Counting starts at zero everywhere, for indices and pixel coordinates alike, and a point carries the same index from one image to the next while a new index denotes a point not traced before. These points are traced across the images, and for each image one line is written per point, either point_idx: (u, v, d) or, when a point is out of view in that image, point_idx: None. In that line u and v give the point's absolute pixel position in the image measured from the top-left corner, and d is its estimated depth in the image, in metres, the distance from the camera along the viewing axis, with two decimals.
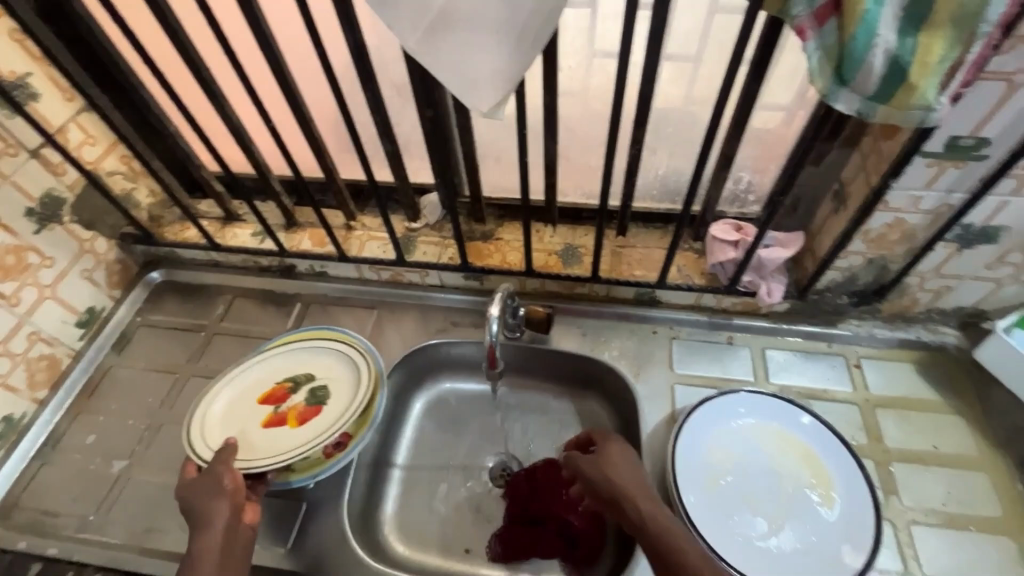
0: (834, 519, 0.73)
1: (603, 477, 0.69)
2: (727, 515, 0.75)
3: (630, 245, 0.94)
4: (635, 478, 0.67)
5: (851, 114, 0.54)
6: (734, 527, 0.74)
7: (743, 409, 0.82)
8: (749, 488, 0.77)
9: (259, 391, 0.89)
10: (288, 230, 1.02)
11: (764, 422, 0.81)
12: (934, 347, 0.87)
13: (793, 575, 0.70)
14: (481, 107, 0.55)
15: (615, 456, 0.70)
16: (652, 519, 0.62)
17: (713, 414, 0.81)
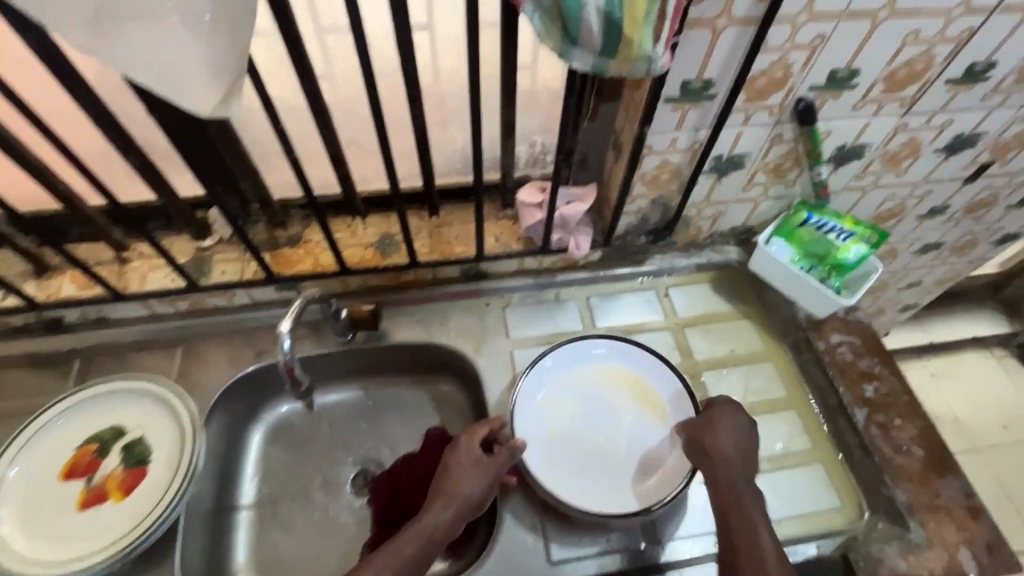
0: (662, 432, 0.83)
1: (716, 443, 0.71)
2: (577, 464, 0.80)
3: (447, 223, 0.93)
4: (741, 454, 0.71)
5: (589, 71, 0.57)
6: (582, 472, 0.80)
7: (567, 360, 0.87)
8: (587, 430, 0.83)
9: (54, 471, 0.73)
10: (39, 278, 0.84)
11: (587, 366, 0.87)
12: (722, 265, 1.00)
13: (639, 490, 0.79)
14: (203, 109, 0.48)
15: (720, 424, 0.73)
16: (742, 500, 0.67)
17: (542, 375, 0.85)
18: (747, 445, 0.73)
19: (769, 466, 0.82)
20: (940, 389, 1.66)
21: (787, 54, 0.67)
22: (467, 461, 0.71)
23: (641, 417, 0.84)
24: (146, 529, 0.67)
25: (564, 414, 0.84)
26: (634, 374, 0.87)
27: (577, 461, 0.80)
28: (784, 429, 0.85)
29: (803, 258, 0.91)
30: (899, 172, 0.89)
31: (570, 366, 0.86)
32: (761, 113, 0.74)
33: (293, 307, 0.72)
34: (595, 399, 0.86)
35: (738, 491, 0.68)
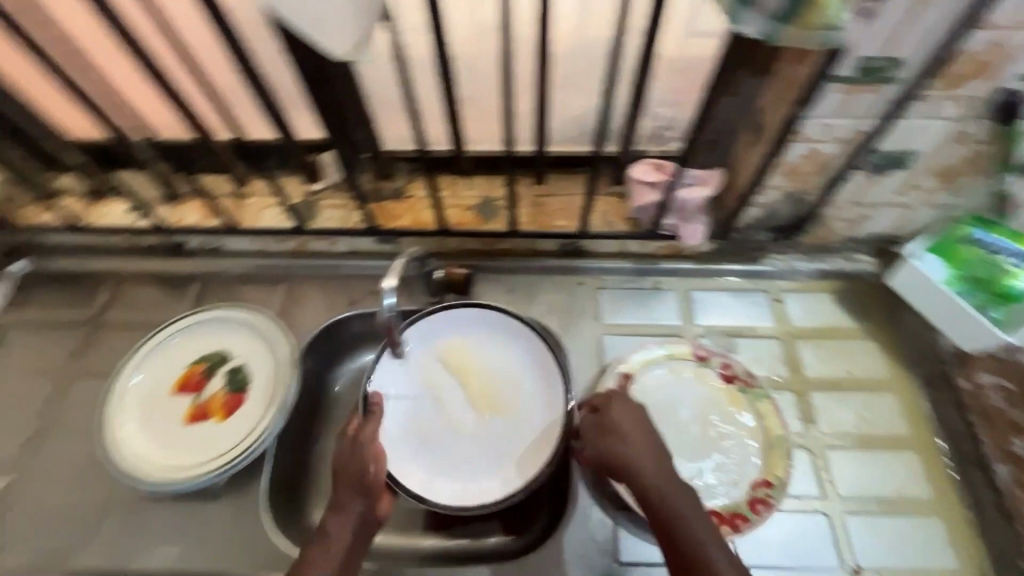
0: (535, 423, 0.76)
1: (631, 448, 0.64)
2: (442, 451, 0.76)
3: (550, 194, 0.89)
4: (658, 458, 0.63)
5: (758, 38, 0.49)
6: (452, 462, 0.76)
7: (446, 340, 0.81)
8: (446, 418, 0.78)
9: (168, 384, 0.79)
10: (169, 203, 0.90)
11: (454, 351, 0.80)
12: (852, 275, 0.88)
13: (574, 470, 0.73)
14: (342, 51, 0.47)
15: (618, 425, 0.66)
16: (678, 505, 0.60)
17: (430, 351, 0.80)
18: (655, 448, 0.64)
19: (877, 508, 0.73)
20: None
21: (1004, 35, 0.55)
22: (351, 451, 0.68)
23: (529, 408, 0.77)
24: (244, 450, 0.72)
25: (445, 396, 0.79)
26: (479, 368, 0.80)
27: (435, 451, 0.76)
28: (901, 470, 0.75)
29: (960, 280, 0.77)
30: None
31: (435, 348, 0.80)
32: (949, 105, 0.62)
33: (398, 267, 0.70)
34: (439, 390, 0.79)
35: (665, 497, 0.61)
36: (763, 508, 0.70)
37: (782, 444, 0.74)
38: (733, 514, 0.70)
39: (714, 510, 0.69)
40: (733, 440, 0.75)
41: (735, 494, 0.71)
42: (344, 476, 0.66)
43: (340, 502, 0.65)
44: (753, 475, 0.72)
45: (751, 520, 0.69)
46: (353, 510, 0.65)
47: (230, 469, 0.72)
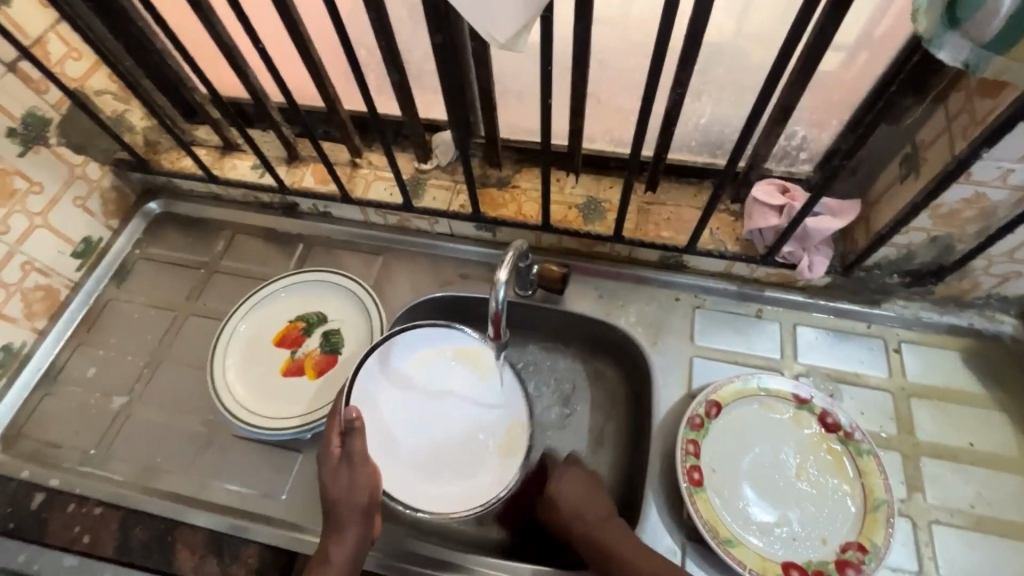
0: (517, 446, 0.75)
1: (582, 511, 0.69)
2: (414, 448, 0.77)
3: (659, 203, 0.86)
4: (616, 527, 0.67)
5: (955, 65, 0.44)
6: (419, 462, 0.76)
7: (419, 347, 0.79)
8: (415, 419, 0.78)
9: (269, 336, 0.84)
10: (289, 164, 0.95)
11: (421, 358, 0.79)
12: (987, 335, 0.79)
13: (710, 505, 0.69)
14: (499, 38, 0.46)
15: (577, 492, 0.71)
16: (620, 557, 0.65)
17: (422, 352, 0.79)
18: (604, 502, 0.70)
19: None
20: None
21: None
22: (347, 471, 0.65)
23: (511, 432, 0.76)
24: None
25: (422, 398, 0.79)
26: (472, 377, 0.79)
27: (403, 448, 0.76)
28: (1020, 562, 0.67)
29: None
30: None
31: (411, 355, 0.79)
32: None
33: (509, 256, 0.69)
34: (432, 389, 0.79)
35: (607, 548, 0.66)
36: (854, 574, 0.64)
37: (883, 508, 0.67)
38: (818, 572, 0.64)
39: (796, 564, 0.65)
40: (825, 493, 0.69)
41: (821, 552, 0.66)
42: (343, 498, 0.65)
43: (337, 525, 0.64)
44: (844, 535, 0.66)
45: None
46: (351, 531, 0.64)
47: (317, 426, 0.75)
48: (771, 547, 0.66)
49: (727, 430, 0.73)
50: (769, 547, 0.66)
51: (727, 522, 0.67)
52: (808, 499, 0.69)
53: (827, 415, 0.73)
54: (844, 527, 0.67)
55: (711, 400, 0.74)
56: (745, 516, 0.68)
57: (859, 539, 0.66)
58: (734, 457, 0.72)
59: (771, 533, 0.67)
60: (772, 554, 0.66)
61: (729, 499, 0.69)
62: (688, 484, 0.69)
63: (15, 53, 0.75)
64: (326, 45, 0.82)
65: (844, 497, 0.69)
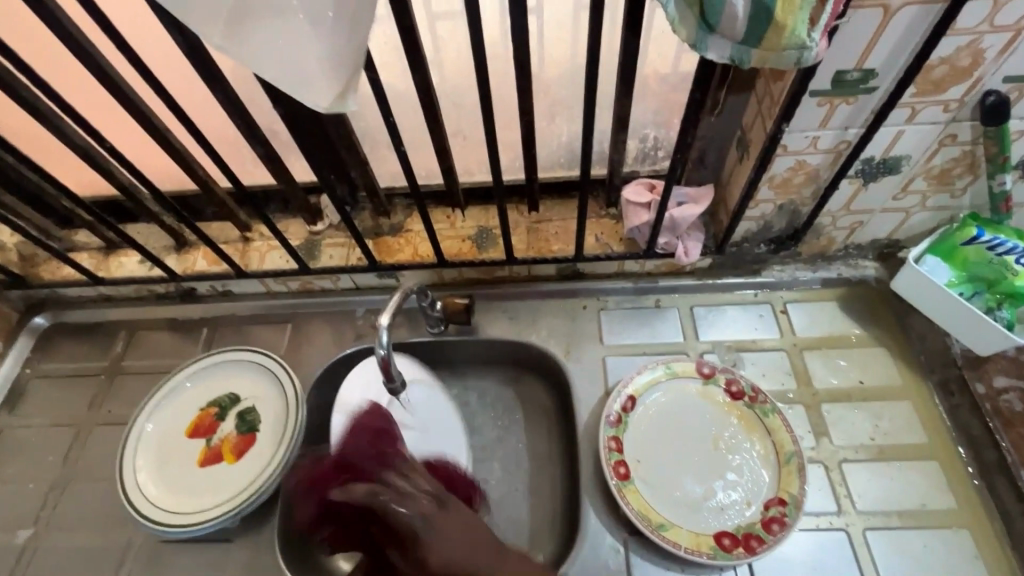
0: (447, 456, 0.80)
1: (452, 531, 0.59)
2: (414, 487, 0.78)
3: (546, 220, 0.90)
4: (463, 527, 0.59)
5: (725, 63, 0.50)
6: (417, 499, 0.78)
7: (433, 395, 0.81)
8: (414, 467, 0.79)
9: (181, 428, 0.81)
10: (178, 252, 0.93)
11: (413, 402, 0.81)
12: (855, 281, 0.87)
13: (640, 441, 0.75)
14: (321, 104, 0.48)
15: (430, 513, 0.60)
16: (439, 550, 0.57)
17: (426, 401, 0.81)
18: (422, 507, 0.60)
19: (898, 522, 0.70)
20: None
21: (981, 37, 0.55)
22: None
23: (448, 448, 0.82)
24: (252, 494, 0.73)
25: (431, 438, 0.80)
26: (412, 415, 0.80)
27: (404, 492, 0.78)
28: (921, 480, 0.73)
29: (964, 280, 0.77)
30: None
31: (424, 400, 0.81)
32: (932, 109, 0.62)
33: (391, 301, 0.70)
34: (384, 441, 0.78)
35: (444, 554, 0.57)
36: (779, 528, 0.67)
37: (794, 460, 0.71)
38: (746, 535, 0.67)
39: (727, 532, 0.68)
40: (742, 458, 0.73)
41: (747, 514, 0.69)
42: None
43: None
44: (765, 494, 0.70)
45: (767, 542, 0.67)
46: None
47: (241, 511, 0.73)
48: (702, 522, 0.69)
49: (645, 420, 0.77)
50: (701, 522, 0.69)
51: (658, 509, 0.70)
52: (729, 467, 0.73)
53: (731, 383, 0.78)
54: (762, 487, 0.71)
55: (626, 394, 0.77)
56: (675, 500, 0.71)
57: (778, 494, 0.70)
58: (655, 444, 0.75)
59: (701, 509, 0.70)
60: (705, 527, 0.69)
61: (657, 485, 0.72)
62: (616, 480, 0.72)
63: None
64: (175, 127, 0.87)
65: (758, 456, 0.73)
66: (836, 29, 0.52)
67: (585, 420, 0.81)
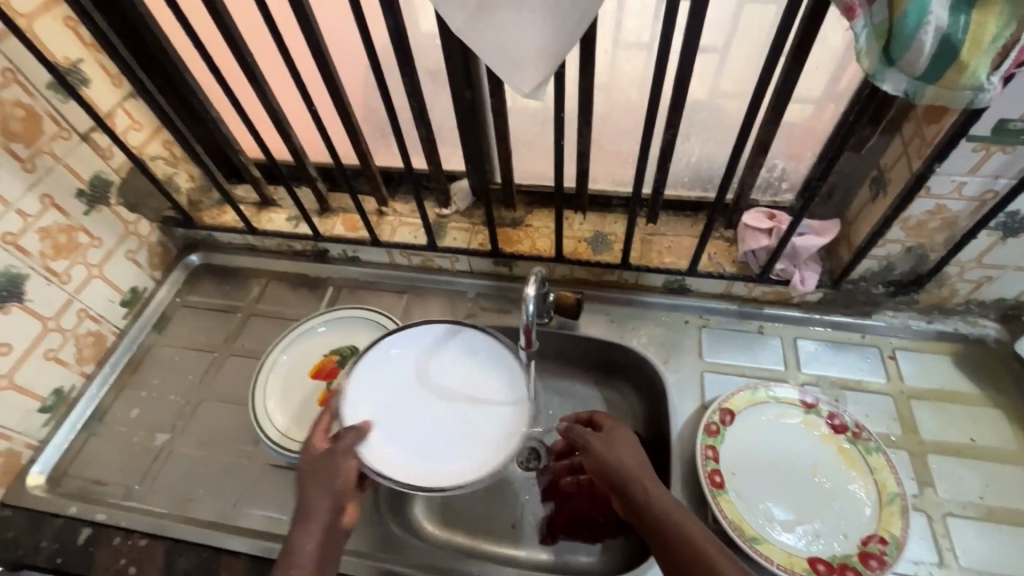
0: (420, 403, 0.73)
1: (626, 462, 0.67)
2: (423, 444, 0.70)
3: (660, 233, 0.95)
4: (633, 469, 0.66)
5: (897, 94, 0.54)
6: (422, 455, 0.69)
7: (415, 341, 0.77)
8: (476, 421, 0.72)
9: (305, 369, 0.89)
10: (321, 215, 1.04)
11: (484, 361, 0.76)
12: (973, 339, 0.86)
13: (769, 438, 0.78)
14: (525, 89, 0.55)
15: (618, 443, 0.69)
16: (622, 461, 0.67)
17: (474, 354, 0.76)
18: (638, 460, 0.67)
19: None
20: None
21: None
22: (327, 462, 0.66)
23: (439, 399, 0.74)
24: None
25: (432, 394, 0.74)
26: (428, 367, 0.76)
27: (455, 448, 0.70)
28: None
29: None
30: None
31: (452, 352, 0.77)
32: None
33: (533, 276, 0.74)
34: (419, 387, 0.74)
35: (659, 495, 0.64)
36: (877, 564, 0.67)
37: (897, 501, 0.71)
38: (842, 565, 0.67)
39: (821, 558, 0.68)
40: (842, 491, 0.73)
41: (844, 546, 0.69)
42: (314, 482, 0.65)
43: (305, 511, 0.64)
44: (864, 529, 0.70)
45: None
46: (317, 511, 0.64)
47: None
48: (795, 544, 0.69)
49: (744, 437, 0.78)
50: (794, 544, 0.69)
51: (751, 523, 0.71)
52: (827, 496, 0.73)
53: (834, 416, 0.78)
54: (861, 522, 0.70)
55: (724, 408, 0.79)
56: (770, 518, 0.71)
57: (879, 532, 0.69)
58: (751, 460, 0.76)
59: (794, 530, 0.70)
60: (798, 549, 0.69)
61: (750, 500, 0.73)
62: (710, 487, 0.73)
63: (89, 127, 0.86)
64: (360, 109, 0.93)
65: (858, 491, 0.73)
66: (1011, 77, 0.54)
67: (679, 426, 0.83)
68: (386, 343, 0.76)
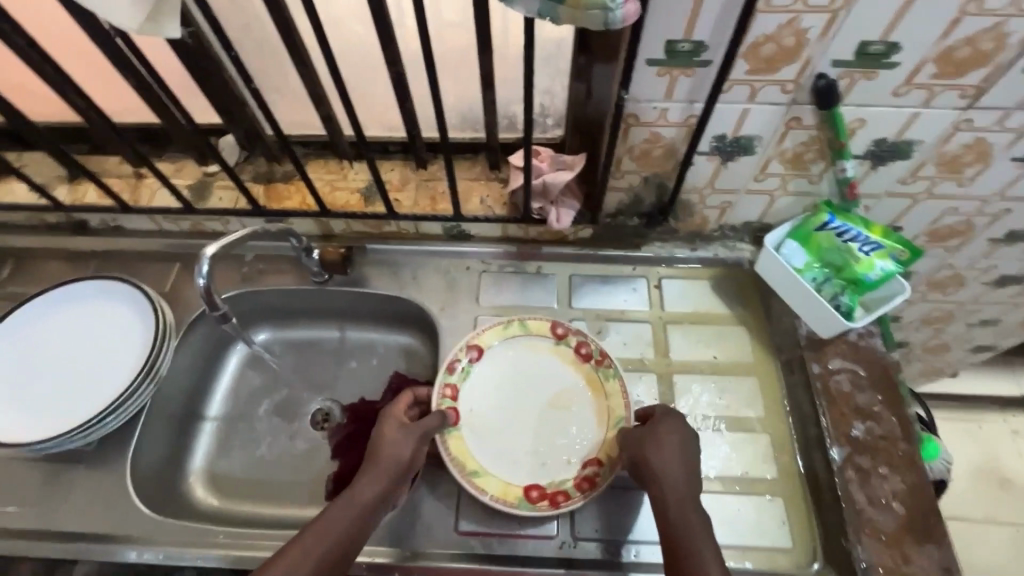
0: (49, 366, 0.81)
1: (672, 460, 0.65)
2: (47, 402, 0.78)
3: (437, 178, 0.91)
4: (680, 469, 0.64)
5: (536, 17, 0.51)
6: (46, 413, 0.77)
7: (53, 305, 0.84)
8: (102, 354, 0.81)
9: (40, 354, 0.82)
10: (70, 182, 0.93)
11: (116, 307, 0.84)
12: (730, 263, 0.90)
13: (512, 371, 0.80)
14: (132, 26, 0.51)
15: (663, 438, 0.67)
16: (665, 459, 0.65)
17: (99, 296, 0.85)
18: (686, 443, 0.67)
19: (720, 488, 0.73)
20: (996, 438, 1.45)
21: (799, 17, 0.56)
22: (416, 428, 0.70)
23: (71, 356, 0.82)
24: (98, 417, 0.74)
25: (48, 353, 0.82)
26: (65, 328, 0.83)
27: (83, 383, 0.79)
28: (748, 450, 0.76)
29: (818, 266, 0.79)
30: (961, 182, 0.74)
31: (63, 306, 0.84)
32: (771, 89, 0.63)
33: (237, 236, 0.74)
34: (47, 352, 0.82)
35: (671, 500, 0.62)
36: (588, 486, 0.72)
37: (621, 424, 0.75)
38: (554, 490, 0.72)
39: (536, 485, 0.73)
40: (573, 417, 0.78)
41: (562, 472, 0.74)
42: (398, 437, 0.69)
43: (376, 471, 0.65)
44: (584, 454, 0.75)
45: (572, 497, 0.72)
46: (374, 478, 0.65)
47: (77, 439, 0.74)
48: (514, 473, 0.74)
49: (491, 372, 0.80)
50: (514, 474, 0.74)
51: (477, 458, 0.74)
52: (558, 424, 0.77)
53: (580, 346, 0.80)
54: (580, 447, 0.75)
55: (473, 344, 0.80)
56: (499, 451, 0.75)
57: (599, 455, 0.74)
58: (493, 395, 0.79)
59: (516, 461, 0.75)
60: (515, 479, 0.74)
61: (485, 434, 0.77)
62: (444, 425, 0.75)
63: None
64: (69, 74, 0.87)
65: (587, 418, 0.77)
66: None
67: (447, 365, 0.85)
68: (19, 312, 0.84)
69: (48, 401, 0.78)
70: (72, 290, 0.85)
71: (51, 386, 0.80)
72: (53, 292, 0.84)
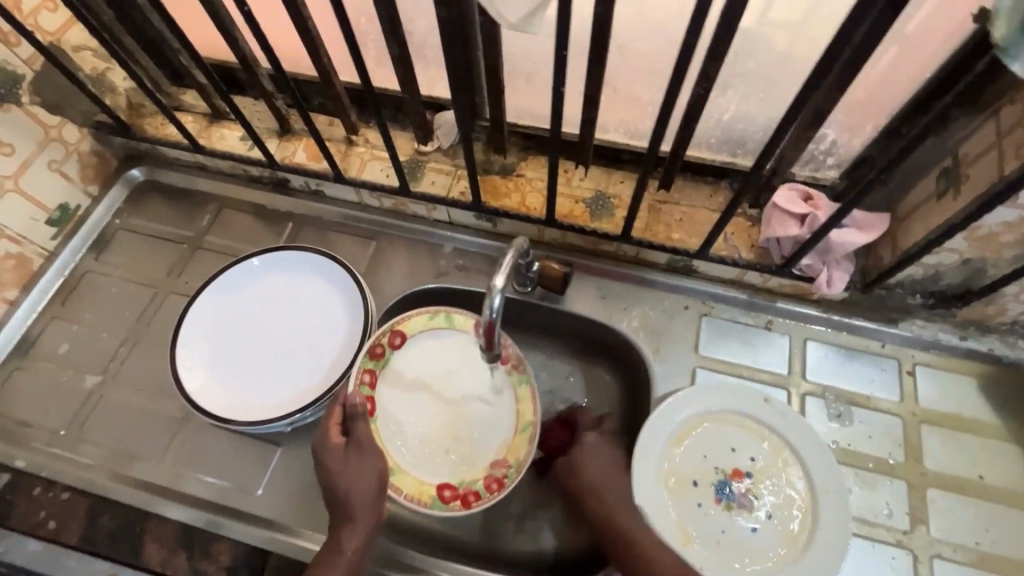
0: (253, 339, 0.79)
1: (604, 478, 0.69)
2: (251, 379, 0.77)
3: (672, 202, 0.81)
4: (606, 477, 0.69)
5: None
6: (251, 389, 0.76)
7: (261, 268, 0.81)
8: (307, 335, 0.79)
9: (242, 324, 0.79)
10: (281, 138, 0.89)
11: (325, 284, 0.81)
12: (1008, 363, 0.75)
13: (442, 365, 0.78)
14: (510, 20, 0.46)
15: (586, 453, 0.71)
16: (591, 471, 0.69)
17: (309, 268, 0.81)
18: (613, 461, 0.70)
19: None
20: None
21: None
22: (353, 454, 0.65)
23: (276, 331, 0.79)
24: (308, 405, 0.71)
25: (250, 324, 0.79)
26: (270, 300, 0.80)
27: (288, 364, 0.77)
28: None
29: None
30: None
31: (271, 272, 0.81)
32: None
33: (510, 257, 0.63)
34: (250, 323, 0.79)
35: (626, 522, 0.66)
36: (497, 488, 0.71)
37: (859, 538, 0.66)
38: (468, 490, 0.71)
39: (449, 485, 0.72)
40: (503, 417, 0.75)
41: (476, 473, 0.73)
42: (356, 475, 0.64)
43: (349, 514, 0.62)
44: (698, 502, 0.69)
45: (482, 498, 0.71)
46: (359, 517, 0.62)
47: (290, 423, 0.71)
48: (431, 472, 0.73)
49: (409, 358, 0.77)
50: (427, 474, 0.73)
51: (394, 448, 0.74)
52: (465, 425, 0.76)
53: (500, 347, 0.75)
54: (756, 540, 0.67)
55: (395, 330, 0.76)
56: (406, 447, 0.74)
57: (506, 458, 0.73)
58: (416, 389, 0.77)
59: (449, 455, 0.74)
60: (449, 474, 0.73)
61: (394, 422, 0.75)
62: None
63: None
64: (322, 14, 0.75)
65: (777, 516, 0.68)
66: None
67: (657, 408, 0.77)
68: (228, 271, 0.80)
69: (253, 378, 0.76)
70: (283, 257, 0.81)
71: (255, 361, 0.78)
72: (265, 255, 0.80)
